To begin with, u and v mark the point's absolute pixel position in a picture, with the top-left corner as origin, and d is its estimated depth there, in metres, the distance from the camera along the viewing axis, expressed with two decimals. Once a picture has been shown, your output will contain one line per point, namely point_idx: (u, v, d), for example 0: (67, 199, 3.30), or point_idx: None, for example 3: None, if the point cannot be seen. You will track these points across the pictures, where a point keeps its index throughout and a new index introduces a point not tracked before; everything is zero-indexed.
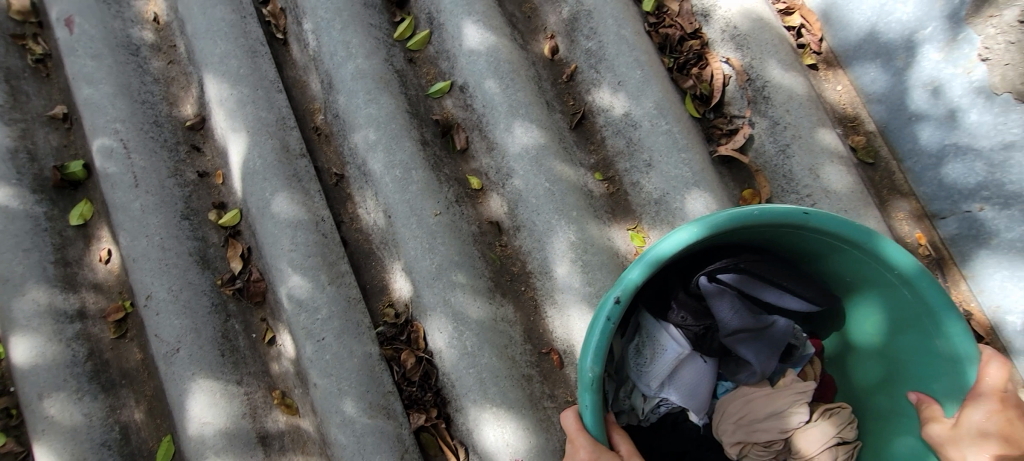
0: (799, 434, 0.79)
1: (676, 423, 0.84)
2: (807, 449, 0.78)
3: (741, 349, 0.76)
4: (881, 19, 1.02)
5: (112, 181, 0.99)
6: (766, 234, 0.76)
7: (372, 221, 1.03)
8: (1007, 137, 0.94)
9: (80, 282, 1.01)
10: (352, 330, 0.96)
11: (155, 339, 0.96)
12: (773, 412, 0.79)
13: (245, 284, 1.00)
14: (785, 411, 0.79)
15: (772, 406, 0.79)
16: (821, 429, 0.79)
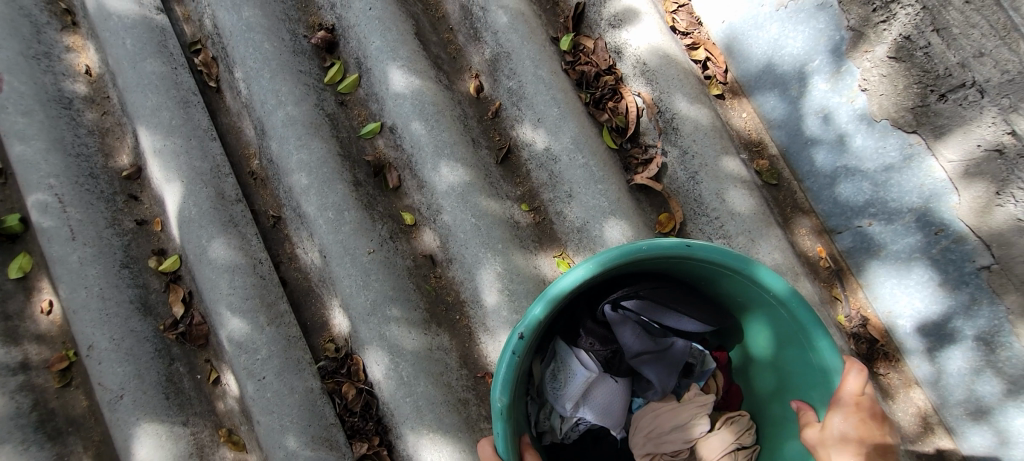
0: (701, 443, 0.87)
1: (598, 437, 0.92)
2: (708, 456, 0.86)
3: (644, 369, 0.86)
4: (775, 52, 1.10)
5: (48, 235, 1.01)
6: (662, 265, 0.84)
7: (310, 260, 1.08)
8: (887, 160, 1.02)
9: (23, 334, 1.04)
10: (292, 368, 1.01)
11: (99, 387, 0.99)
12: (676, 424, 0.87)
13: (186, 328, 1.04)
14: (688, 423, 0.87)
15: (674, 419, 0.87)
16: (720, 436, 0.87)
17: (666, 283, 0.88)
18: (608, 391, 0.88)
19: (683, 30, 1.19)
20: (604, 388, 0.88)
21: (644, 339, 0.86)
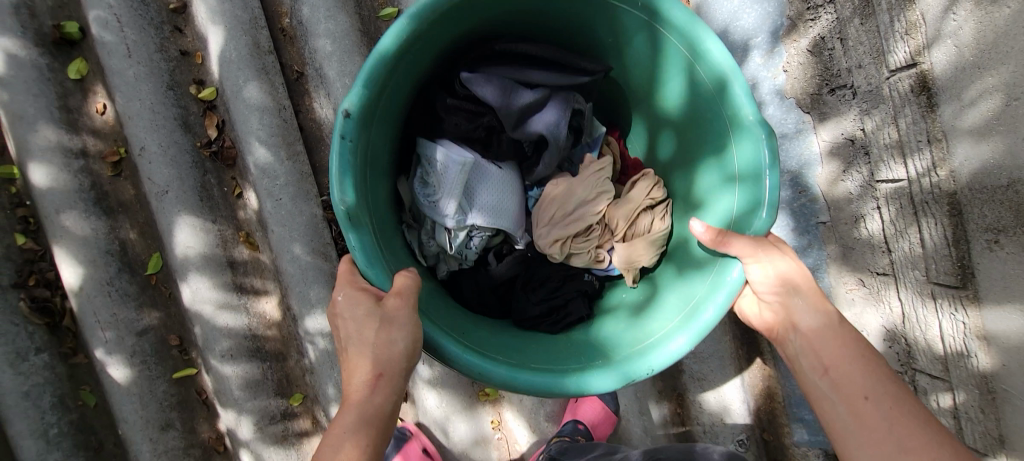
0: (615, 206, 1.13)
1: (500, 253, 1.21)
2: (622, 212, 1.12)
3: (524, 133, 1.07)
4: (732, 23, 1.34)
5: (108, 48, 1.21)
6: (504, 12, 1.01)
7: (325, 114, 1.33)
8: (785, 129, 1.31)
9: (82, 127, 1.28)
10: (304, 195, 1.30)
11: (148, 181, 1.25)
12: (590, 190, 1.14)
13: (220, 148, 1.30)
14: (596, 188, 1.14)
15: (589, 186, 1.14)
16: (635, 197, 1.12)
17: (505, 57, 1.07)
18: (484, 184, 1.10)
19: None
20: (481, 181, 1.10)
21: (515, 101, 1.04)
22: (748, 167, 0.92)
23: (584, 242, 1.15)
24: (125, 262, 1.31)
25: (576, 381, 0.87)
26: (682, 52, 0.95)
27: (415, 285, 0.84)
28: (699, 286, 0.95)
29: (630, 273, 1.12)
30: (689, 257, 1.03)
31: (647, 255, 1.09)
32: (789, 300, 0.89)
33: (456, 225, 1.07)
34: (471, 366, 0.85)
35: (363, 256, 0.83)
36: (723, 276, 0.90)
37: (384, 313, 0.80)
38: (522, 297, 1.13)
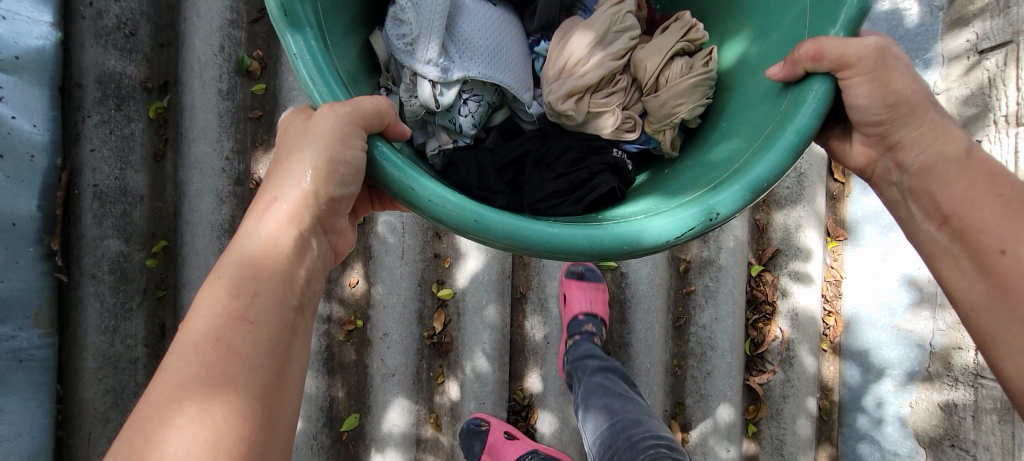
0: (640, 56, 1.16)
1: (507, 130, 1.28)
2: (647, 63, 1.15)
3: None
4: (875, 348, 1.61)
5: (388, 246, 1.44)
6: None
7: (534, 334, 1.54)
8: (899, 449, 1.60)
9: (333, 295, 1.46)
10: (501, 401, 1.50)
11: (381, 362, 1.46)
12: (607, 36, 1.16)
13: (440, 341, 1.49)
14: (615, 41, 1.17)
15: (605, 30, 1.16)
16: (654, 49, 1.15)
17: None
18: (467, 26, 1.12)
19: (827, 296, 1.65)
20: (464, 27, 1.11)
21: None
22: None
23: (607, 95, 1.17)
24: (329, 416, 1.48)
25: (539, 232, 0.71)
26: None
27: (376, 109, 0.74)
28: (745, 153, 0.86)
29: (669, 132, 1.13)
30: (738, 133, 0.95)
31: (687, 106, 1.10)
32: (895, 130, 0.87)
33: (438, 73, 1.07)
34: (481, 213, 0.70)
35: (309, 60, 0.75)
36: (778, 139, 0.80)
37: (305, 126, 0.72)
38: (536, 179, 1.18)
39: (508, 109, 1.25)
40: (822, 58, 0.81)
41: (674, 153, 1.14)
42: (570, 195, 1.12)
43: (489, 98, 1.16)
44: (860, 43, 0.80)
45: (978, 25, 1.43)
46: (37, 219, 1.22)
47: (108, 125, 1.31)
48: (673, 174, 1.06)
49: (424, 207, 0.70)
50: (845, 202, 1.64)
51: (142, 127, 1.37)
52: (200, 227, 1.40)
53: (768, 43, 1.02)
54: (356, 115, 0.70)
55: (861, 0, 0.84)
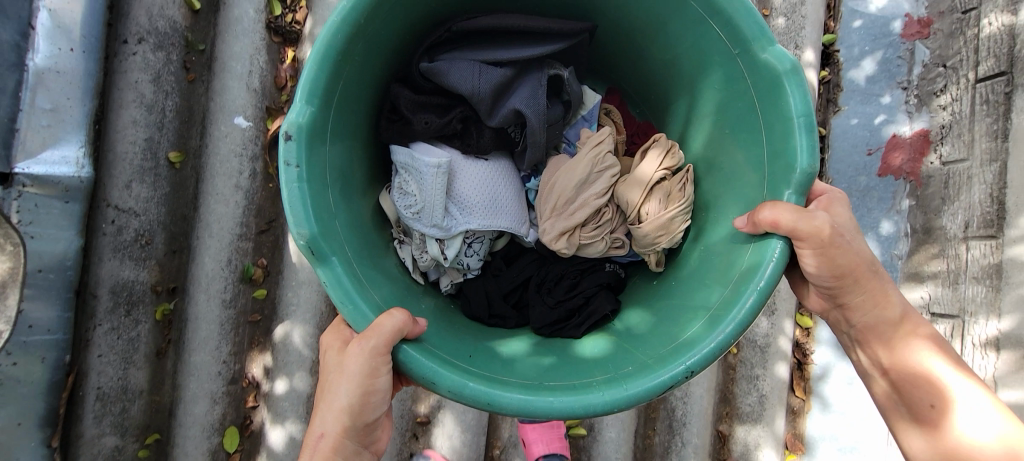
0: (621, 189, 1.12)
1: (510, 255, 1.24)
2: (629, 199, 1.11)
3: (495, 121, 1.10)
4: None
5: None
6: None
7: None
8: None
9: None
10: None
11: None
12: (586, 178, 1.12)
13: None
14: (597, 180, 1.13)
15: (584, 172, 1.12)
16: (637, 181, 1.11)
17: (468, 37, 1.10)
18: (466, 182, 1.11)
19: None
20: (462, 183, 1.11)
21: (482, 83, 1.06)
22: (775, 121, 0.94)
23: (593, 228, 1.13)
24: None
25: (518, 398, 0.81)
26: (747, 74, 0.97)
27: (396, 327, 0.81)
28: (715, 297, 0.95)
29: (654, 255, 1.14)
30: (711, 263, 1.02)
31: (667, 237, 1.10)
32: (842, 295, 0.95)
33: (441, 233, 1.09)
34: (479, 393, 0.81)
35: (338, 288, 0.85)
36: (738, 301, 0.88)
37: (341, 364, 0.84)
38: (539, 303, 1.15)
39: (510, 235, 1.22)
40: (779, 226, 0.87)
41: (660, 268, 1.16)
42: (569, 321, 1.11)
43: (492, 236, 1.16)
44: (816, 221, 0.86)
45: (930, 286, 1.52)
46: (42, 415, 1.25)
47: (116, 331, 1.38)
48: (664, 286, 1.12)
49: (418, 377, 0.82)
50: (804, 418, 1.61)
51: (148, 328, 1.43)
52: (191, 429, 1.47)
53: (724, 182, 1.07)
54: (380, 346, 0.80)
55: (808, 165, 0.90)
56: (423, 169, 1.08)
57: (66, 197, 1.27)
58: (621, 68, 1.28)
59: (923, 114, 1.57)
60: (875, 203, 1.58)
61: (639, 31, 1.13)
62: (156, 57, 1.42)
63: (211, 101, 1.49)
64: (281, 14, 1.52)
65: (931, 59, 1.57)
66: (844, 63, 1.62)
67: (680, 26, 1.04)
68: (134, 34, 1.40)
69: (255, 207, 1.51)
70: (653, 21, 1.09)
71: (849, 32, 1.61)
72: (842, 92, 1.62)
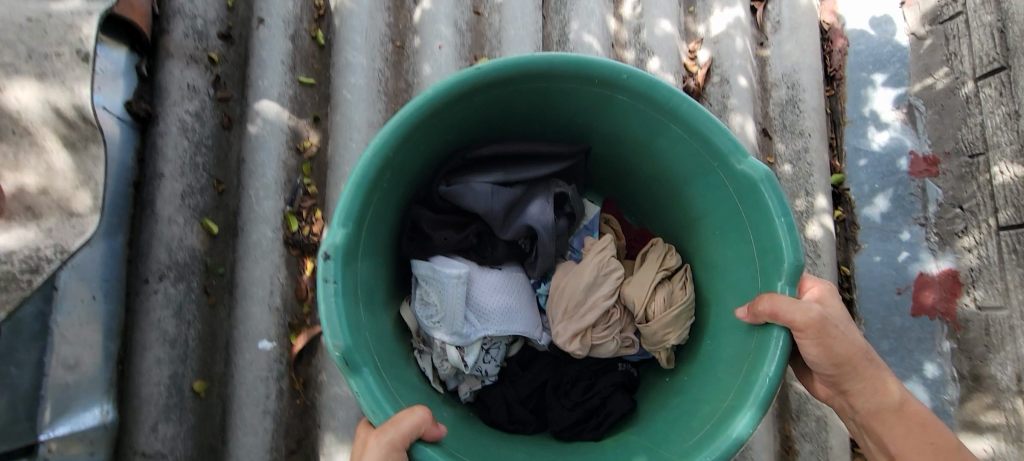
0: (630, 285, 1.16)
1: (524, 361, 1.22)
2: (635, 294, 1.14)
3: (502, 234, 1.15)
4: None
5: None
6: (494, 123, 1.14)
7: None
8: None
9: None
10: None
11: None
12: (592, 280, 1.15)
13: None
14: (604, 279, 1.16)
15: (593, 271, 1.15)
16: (643, 276, 1.17)
17: (480, 163, 1.17)
18: (485, 289, 1.13)
19: None
20: (483, 291, 1.13)
21: (491, 201, 1.12)
22: (761, 220, 1.00)
23: (604, 330, 1.15)
24: None
25: None
26: (728, 180, 1.03)
27: (414, 424, 0.86)
28: (730, 384, 1.00)
29: (664, 353, 1.16)
30: (721, 352, 1.08)
31: (676, 333, 1.13)
32: (842, 380, 0.97)
33: (461, 340, 1.08)
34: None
35: (370, 398, 0.88)
36: (754, 385, 0.94)
37: (360, 452, 0.86)
38: (557, 406, 1.13)
39: (524, 341, 1.20)
40: (778, 316, 0.93)
41: (672, 365, 1.17)
42: (588, 423, 1.12)
43: (508, 340, 1.16)
44: (810, 308, 0.91)
45: (990, 438, 1.52)
46: None
47: None
48: (676, 383, 1.15)
49: None
50: None
51: None
52: None
53: (725, 282, 1.11)
54: (397, 440, 0.84)
55: (796, 260, 0.95)
56: (444, 278, 1.09)
57: (92, 450, 1.27)
58: (607, 189, 1.35)
59: (948, 254, 1.64)
60: (916, 345, 1.60)
61: (626, 155, 1.22)
62: (177, 290, 1.41)
63: (233, 329, 1.43)
64: (298, 228, 1.46)
65: (944, 198, 1.66)
66: (856, 200, 1.68)
67: (667, 141, 1.11)
68: (155, 272, 1.39)
69: (284, 428, 1.43)
70: (639, 145, 1.17)
71: (857, 170, 1.69)
72: (859, 230, 1.66)
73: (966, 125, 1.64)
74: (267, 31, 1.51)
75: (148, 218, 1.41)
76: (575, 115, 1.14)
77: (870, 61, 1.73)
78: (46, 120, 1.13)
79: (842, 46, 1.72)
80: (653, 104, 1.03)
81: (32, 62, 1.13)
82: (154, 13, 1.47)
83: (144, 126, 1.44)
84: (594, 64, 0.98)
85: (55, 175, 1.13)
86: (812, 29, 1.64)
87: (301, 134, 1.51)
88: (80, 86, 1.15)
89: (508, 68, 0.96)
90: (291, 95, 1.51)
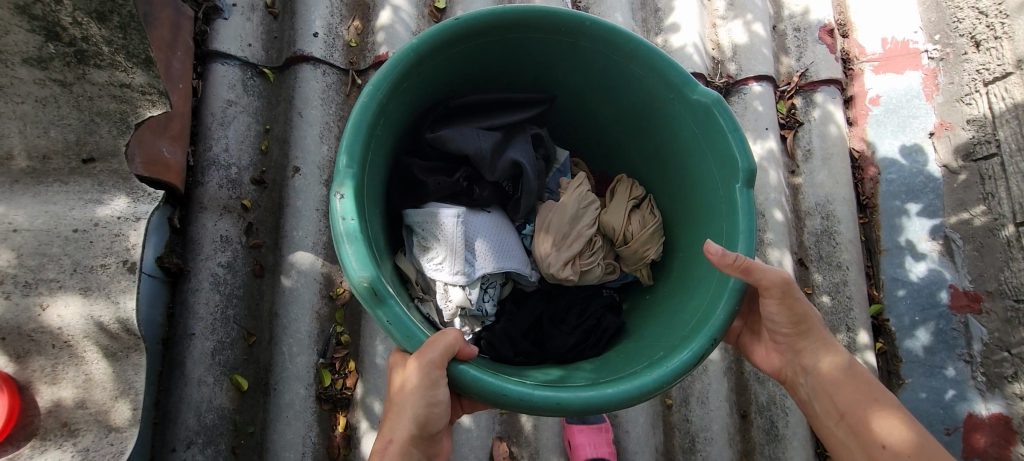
0: (606, 216, 1.30)
1: (520, 301, 1.32)
2: (614, 222, 1.29)
3: (488, 172, 1.21)
4: None
5: None
6: (466, 75, 1.23)
7: None
8: None
9: None
10: None
11: None
12: (575, 212, 1.27)
13: None
14: (584, 211, 1.29)
15: (573, 206, 1.27)
16: (617, 208, 1.31)
17: (461, 114, 1.26)
18: (479, 231, 1.21)
19: None
20: (477, 233, 1.20)
21: (477, 142, 1.20)
22: (716, 140, 1.12)
23: (590, 256, 1.27)
24: None
25: (590, 394, 0.92)
26: (685, 109, 1.16)
27: (446, 347, 0.91)
28: (709, 280, 1.11)
29: (643, 270, 1.32)
30: (691, 258, 1.22)
31: (653, 248, 1.29)
32: (797, 343, 1.13)
33: (464, 278, 1.15)
34: (546, 402, 0.90)
35: (398, 326, 0.93)
36: (729, 277, 1.06)
37: (403, 378, 0.94)
38: (557, 334, 1.24)
39: (514, 282, 1.29)
40: (750, 273, 1.01)
41: (652, 281, 1.34)
42: (587, 341, 1.22)
43: (502, 280, 1.25)
44: (772, 272, 1.02)
45: None
46: None
47: None
48: (656, 295, 1.29)
49: (478, 391, 0.91)
50: None
51: None
52: None
53: (691, 202, 1.24)
54: (434, 361, 0.90)
55: (748, 165, 1.08)
56: (444, 221, 1.17)
57: None
58: (572, 139, 1.47)
59: (998, 398, 1.68)
60: None
61: (588, 101, 1.35)
62: (205, 456, 1.41)
63: None
64: (330, 382, 1.49)
65: (988, 337, 1.72)
66: (897, 331, 1.75)
67: (629, 86, 1.24)
68: (183, 439, 1.40)
69: None
70: (599, 87, 1.29)
71: (895, 300, 1.76)
72: (902, 363, 1.73)
73: (1009, 268, 1.72)
74: (302, 179, 1.54)
75: (178, 380, 1.43)
76: (540, 63, 1.25)
77: (903, 189, 1.82)
78: (89, 333, 1.13)
79: (873, 174, 1.83)
80: (612, 46, 1.15)
81: (77, 276, 1.14)
82: (188, 165, 1.50)
83: (173, 279, 1.47)
84: (560, 14, 1.11)
85: (93, 386, 1.12)
86: (843, 158, 1.78)
87: (334, 280, 1.54)
88: (125, 299, 1.16)
89: (482, 21, 1.08)
90: (325, 242, 1.54)
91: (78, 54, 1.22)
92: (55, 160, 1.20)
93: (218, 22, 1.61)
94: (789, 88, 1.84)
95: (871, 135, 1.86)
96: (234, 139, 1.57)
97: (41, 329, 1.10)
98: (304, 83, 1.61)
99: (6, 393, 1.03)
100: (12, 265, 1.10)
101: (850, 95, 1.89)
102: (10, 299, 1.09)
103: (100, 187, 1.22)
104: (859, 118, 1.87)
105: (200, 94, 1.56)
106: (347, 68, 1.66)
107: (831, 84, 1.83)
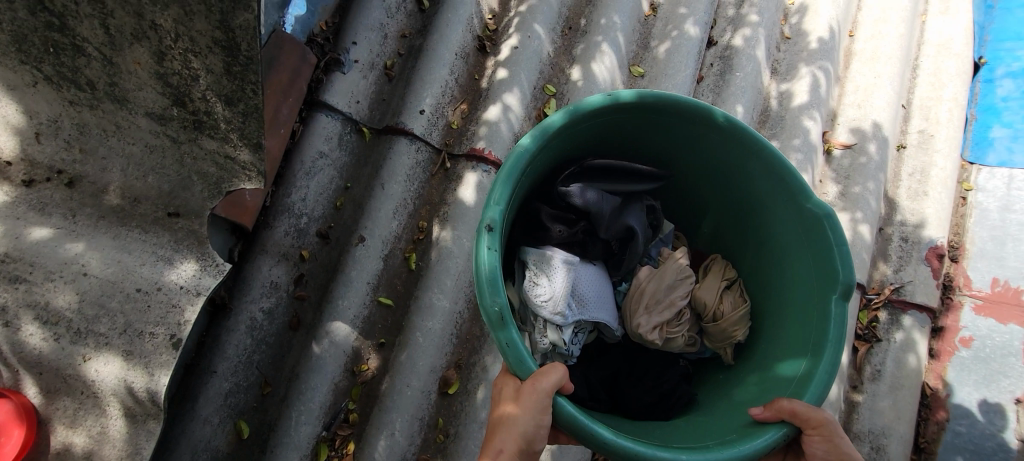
0: (699, 291, 1.33)
1: (599, 350, 1.39)
2: (706, 300, 1.32)
3: (604, 232, 1.29)
4: None
5: None
6: (601, 139, 1.32)
7: None
8: None
9: None
10: None
11: None
12: (671, 282, 1.30)
13: None
14: (678, 282, 1.31)
15: (670, 276, 1.31)
16: (710, 286, 1.34)
17: (592, 174, 1.33)
18: (584, 282, 1.27)
19: None
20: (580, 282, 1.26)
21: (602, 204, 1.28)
22: (819, 249, 1.19)
23: (678, 325, 1.30)
24: None
25: (666, 454, 0.97)
26: (796, 217, 1.22)
27: (562, 376, 0.98)
28: (788, 383, 1.15)
29: (726, 349, 1.34)
30: (771, 351, 1.25)
31: (740, 330, 1.32)
32: None
33: (561, 321, 1.21)
34: (628, 452, 0.95)
35: (515, 354, 0.99)
36: (812, 383, 1.11)
37: (515, 397, 0.98)
38: (633, 390, 1.29)
39: (598, 332, 1.34)
40: (796, 415, 1.04)
41: (732, 361, 1.34)
42: (659, 405, 1.26)
43: (590, 328, 1.30)
44: (824, 414, 1.04)
45: None
46: None
47: None
48: (728, 376, 1.33)
49: (565, 421, 0.96)
50: None
51: None
52: None
53: (778, 301, 1.29)
54: (552, 385, 0.96)
55: (848, 279, 1.15)
56: (555, 264, 1.24)
57: None
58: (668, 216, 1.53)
59: None
60: None
61: (695, 185, 1.42)
62: None
63: None
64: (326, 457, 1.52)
65: None
66: None
67: (744, 179, 1.30)
68: None
69: None
70: (711, 174, 1.36)
71: None
72: None
73: None
74: (364, 250, 1.64)
75: (185, 414, 1.46)
76: (667, 143, 1.33)
77: (969, 446, 1.75)
78: (117, 393, 1.19)
79: (941, 418, 1.77)
80: (740, 145, 1.23)
81: (124, 338, 1.21)
82: (265, 204, 1.59)
83: (213, 308, 1.52)
84: (696, 107, 1.19)
85: (105, 441, 1.20)
86: (913, 393, 1.73)
87: (361, 356, 1.61)
88: (161, 374, 1.20)
89: (634, 100, 1.18)
90: (364, 317, 1.61)
91: (196, 123, 1.30)
92: (144, 205, 1.35)
93: (335, 75, 1.72)
94: (878, 299, 1.82)
95: (951, 376, 1.80)
96: (314, 190, 1.65)
97: (75, 376, 1.19)
98: (395, 157, 1.71)
99: (23, 429, 1.15)
100: (72, 310, 1.20)
101: (941, 325, 1.87)
102: (59, 343, 1.19)
103: (175, 248, 1.31)
104: (944, 353, 1.83)
105: (297, 141, 1.65)
106: (440, 148, 1.77)
107: (923, 310, 1.81)
